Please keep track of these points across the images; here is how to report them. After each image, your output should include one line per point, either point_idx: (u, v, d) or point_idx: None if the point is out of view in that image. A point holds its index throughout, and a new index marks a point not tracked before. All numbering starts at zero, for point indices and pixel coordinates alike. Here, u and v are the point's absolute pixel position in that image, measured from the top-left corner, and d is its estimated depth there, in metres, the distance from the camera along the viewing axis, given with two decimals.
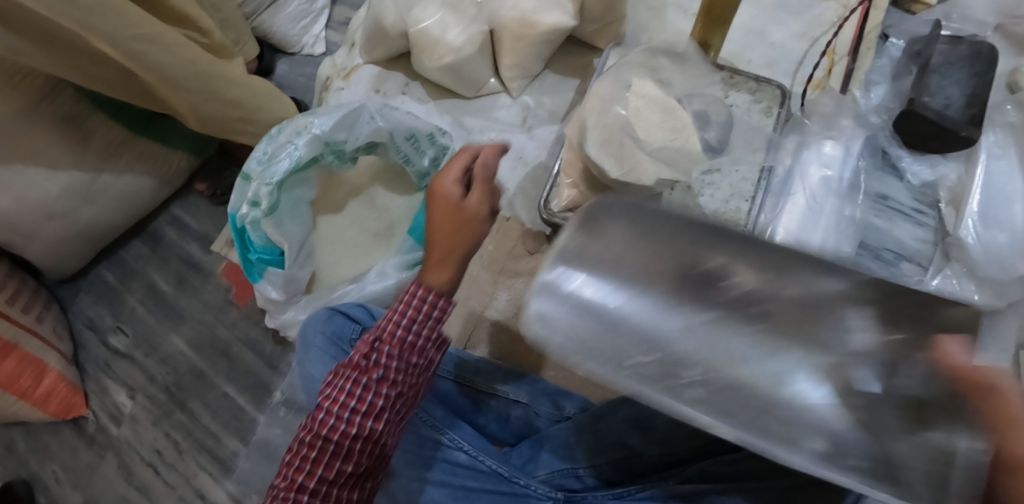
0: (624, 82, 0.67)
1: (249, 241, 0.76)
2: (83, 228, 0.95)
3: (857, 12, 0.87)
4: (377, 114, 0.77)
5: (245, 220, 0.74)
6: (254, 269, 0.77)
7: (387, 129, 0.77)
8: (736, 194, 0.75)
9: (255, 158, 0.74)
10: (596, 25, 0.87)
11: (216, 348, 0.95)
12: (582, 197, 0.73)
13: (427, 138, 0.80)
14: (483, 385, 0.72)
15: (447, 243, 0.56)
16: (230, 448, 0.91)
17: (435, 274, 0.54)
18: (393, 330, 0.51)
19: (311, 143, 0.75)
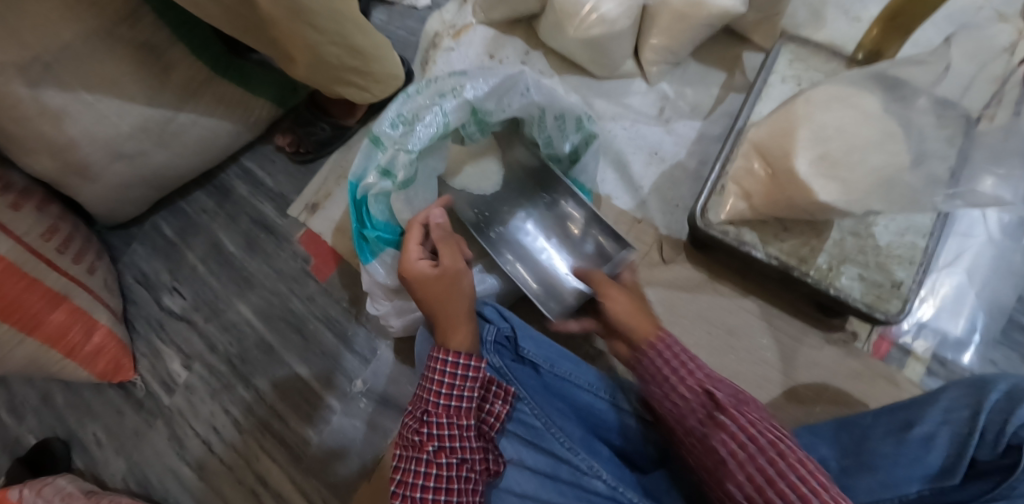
0: (840, 90, 0.59)
1: (368, 215, 0.65)
2: (151, 172, 0.85)
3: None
4: (533, 86, 0.66)
5: (369, 190, 0.64)
6: (368, 248, 0.66)
7: (539, 104, 0.67)
8: (911, 227, 0.67)
9: (389, 118, 0.64)
10: (758, 16, 0.78)
11: (289, 322, 0.87)
12: (751, 211, 0.65)
13: (575, 121, 0.69)
14: (621, 401, 0.66)
15: (453, 311, 0.61)
16: (298, 434, 0.83)
17: (455, 337, 0.59)
18: (438, 402, 0.56)
19: (456, 108, 0.65)
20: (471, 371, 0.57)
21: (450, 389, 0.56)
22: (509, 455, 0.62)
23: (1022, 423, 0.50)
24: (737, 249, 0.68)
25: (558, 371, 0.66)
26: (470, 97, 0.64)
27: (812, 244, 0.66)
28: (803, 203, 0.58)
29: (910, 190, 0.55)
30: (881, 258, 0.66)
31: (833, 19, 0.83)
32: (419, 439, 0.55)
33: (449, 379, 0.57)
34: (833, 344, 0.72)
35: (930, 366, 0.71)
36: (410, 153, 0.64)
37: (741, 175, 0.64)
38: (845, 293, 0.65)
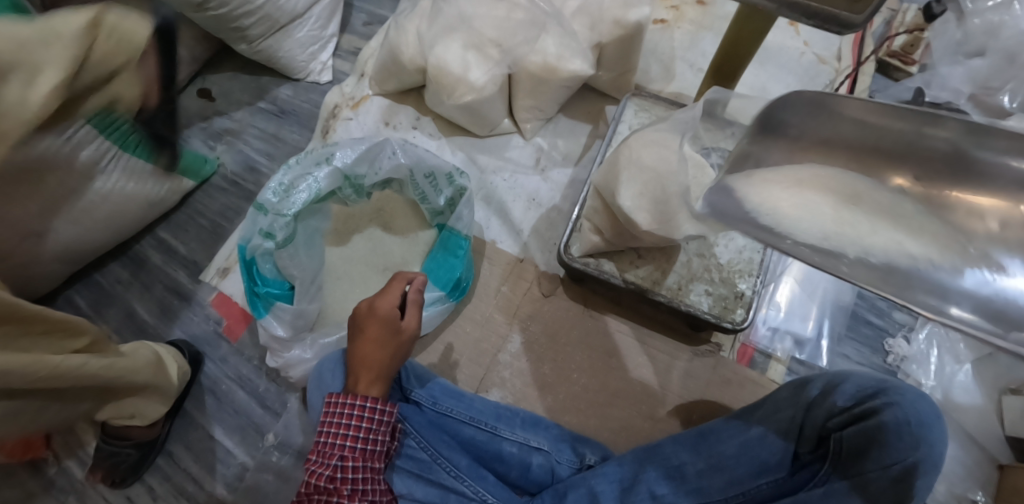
0: (661, 133, 0.65)
1: (258, 273, 0.73)
2: (61, 250, 0.87)
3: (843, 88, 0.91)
4: (400, 149, 0.77)
5: (256, 251, 0.72)
6: (260, 304, 0.72)
7: (407, 165, 0.78)
8: (749, 245, 0.76)
9: (271, 186, 0.73)
10: (611, 74, 0.91)
11: (202, 384, 0.90)
12: (605, 243, 0.73)
13: (445, 177, 0.79)
14: (505, 431, 0.72)
15: (372, 357, 0.63)
16: (214, 495, 0.84)
17: (368, 386, 0.62)
18: (350, 450, 0.59)
19: (331, 174, 0.75)
20: (383, 416, 0.61)
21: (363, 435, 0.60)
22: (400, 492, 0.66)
23: (829, 414, 0.59)
24: (599, 277, 0.76)
25: (441, 408, 0.72)
26: (343, 162, 0.74)
27: (665, 269, 0.75)
28: (637, 231, 0.67)
29: None
30: (725, 274, 0.75)
31: (681, 71, 0.95)
32: (332, 487, 0.57)
33: (356, 425, 0.60)
34: (703, 356, 0.80)
35: (791, 366, 0.79)
36: (286, 217, 0.72)
37: (591, 213, 0.73)
38: (695, 307, 0.73)
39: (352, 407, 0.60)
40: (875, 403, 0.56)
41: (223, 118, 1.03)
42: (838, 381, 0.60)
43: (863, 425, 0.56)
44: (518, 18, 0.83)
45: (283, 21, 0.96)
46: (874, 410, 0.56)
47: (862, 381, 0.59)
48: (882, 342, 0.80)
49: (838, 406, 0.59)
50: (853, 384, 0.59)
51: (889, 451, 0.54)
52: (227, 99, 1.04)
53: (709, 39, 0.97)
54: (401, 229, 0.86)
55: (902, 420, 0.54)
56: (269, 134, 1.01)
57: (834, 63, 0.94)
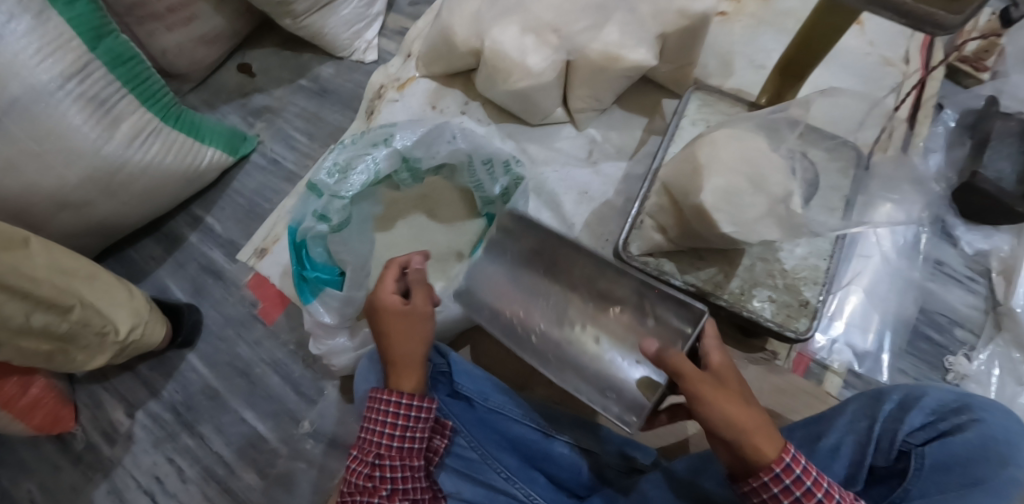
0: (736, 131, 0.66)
1: (307, 258, 0.70)
2: (97, 222, 0.86)
3: (911, 94, 0.87)
4: (459, 133, 0.74)
5: (307, 234, 0.68)
6: (307, 289, 0.69)
7: (466, 150, 0.74)
8: (815, 252, 0.74)
9: (326, 167, 0.70)
10: (671, 66, 0.87)
11: (235, 367, 0.88)
12: (668, 242, 0.72)
13: (503, 165, 0.75)
14: (557, 431, 0.69)
15: (406, 353, 0.59)
16: (245, 480, 0.83)
17: (405, 381, 0.58)
18: (391, 445, 0.57)
19: (387, 157, 0.71)
20: (423, 413, 0.57)
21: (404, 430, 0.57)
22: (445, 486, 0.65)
23: (911, 429, 0.56)
24: (657, 278, 0.74)
25: (492, 404, 0.69)
26: (401, 143, 0.71)
27: (727, 272, 0.73)
28: (711, 232, 0.64)
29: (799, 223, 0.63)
30: (789, 281, 0.72)
31: (741, 68, 0.92)
32: (372, 485, 0.57)
33: (396, 419, 0.57)
34: (756, 363, 0.77)
35: (847, 379, 0.76)
36: (342, 199, 0.69)
37: (656, 210, 0.72)
38: (757, 314, 0.71)
39: (389, 405, 0.57)
40: (961, 419, 0.55)
41: (263, 95, 1.01)
42: (918, 394, 0.58)
43: (948, 441, 0.54)
44: (581, 2, 0.80)
45: None
46: (958, 426, 0.54)
47: (941, 396, 0.58)
48: (942, 359, 0.78)
49: (921, 422, 0.56)
50: (934, 398, 0.57)
51: (976, 468, 0.52)
52: (267, 76, 1.02)
53: (770, 35, 0.94)
54: (450, 216, 0.83)
55: (989, 436, 0.53)
56: (310, 114, 0.98)
57: (901, 65, 0.90)
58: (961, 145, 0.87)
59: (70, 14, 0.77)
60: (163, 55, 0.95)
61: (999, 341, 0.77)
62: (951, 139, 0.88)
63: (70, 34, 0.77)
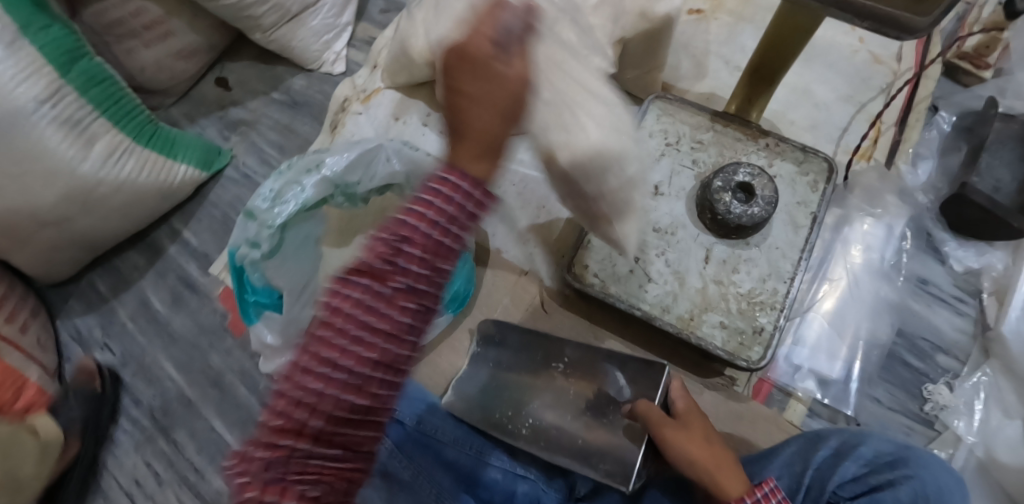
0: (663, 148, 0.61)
1: (247, 282, 0.71)
2: (78, 236, 0.90)
3: (904, 90, 0.81)
4: (394, 154, 0.74)
5: (244, 260, 0.69)
6: (250, 310, 0.74)
7: (403, 171, 0.75)
8: (773, 274, 0.70)
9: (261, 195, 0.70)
10: (634, 72, 0.83)
11: (208, 376, 0.91)
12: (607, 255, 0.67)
13: None
14: (492, 456, 0.69)
15: None
16: (214, 485, 0.86)
17: None
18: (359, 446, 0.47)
19: (321, 183, 0.71)
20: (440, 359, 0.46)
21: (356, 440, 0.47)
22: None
23: (843, 480, 0.52)
24: (604, 300, 0.71)
25: (425, 427, 0.71)
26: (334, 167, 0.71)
27: (675, 293, 0.70)
28: None
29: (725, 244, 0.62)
30: (745, 304, 0.69)
31: (715, 69, 0.88)
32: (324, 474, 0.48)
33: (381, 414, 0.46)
34: (714, 389, 0.74)
35: (812, 407, 0.73)
36: (272, 227, 0.69)
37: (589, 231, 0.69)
38: (707, 341, 0.68)
39: None
40: (894, 475, 0.51)
41: (239, 108, 1.03)
42: (855, 443, 0.54)
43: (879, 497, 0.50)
44: None
45: (296, 9, 0.93)
46: (891, 482, 0.51)
47: (880, 446, 0.54)
48: (921, 388, 0.73)
49: (853, 473, 0.52)
50: (870, 448, 0.53)
51: None
52: (243, 89, 1.04)
53: (748, 33, 0.89)
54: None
55: (921, 492, 0.49)
56: (283, 126, 1.00)
57: (891, 63, 0.83)
58: (956, 151, 0.79)
59: (43, 41, 0.79)
60: (142, 73, 0.96)
61: (987, 369, 0.71)
62: (944, 145, 0.81)
63: (42, 61, 0.79)
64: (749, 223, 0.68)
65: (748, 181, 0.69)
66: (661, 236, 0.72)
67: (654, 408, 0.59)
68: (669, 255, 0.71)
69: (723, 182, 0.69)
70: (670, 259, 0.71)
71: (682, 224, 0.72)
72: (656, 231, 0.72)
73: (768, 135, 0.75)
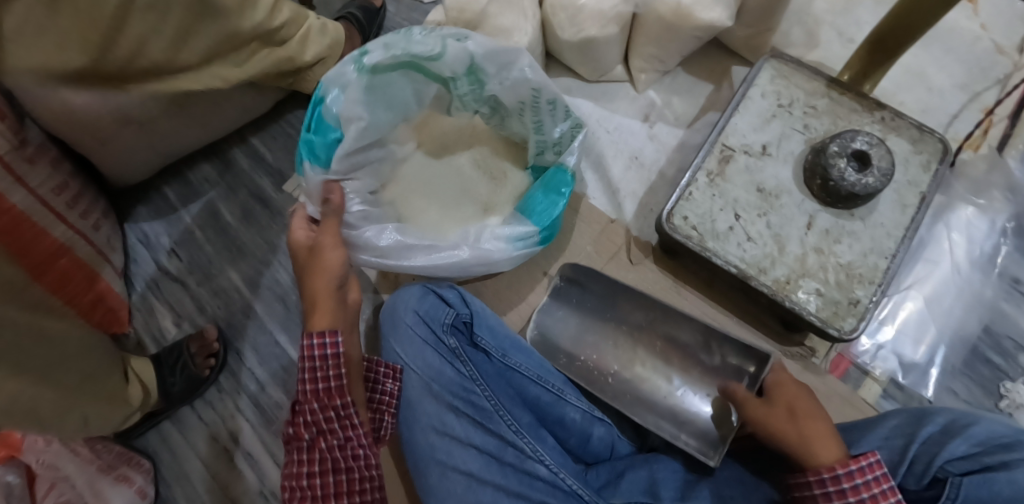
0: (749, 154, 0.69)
1: (320, 118, 0.69)
2: (157, 139, 0.90)
3: (1019, 89, 0.79)
4: (531, 65, 0.72)
5: (334, 85, 0.68)
6: (310, 148, 0.69)
7: (533, 83, 0.73)
8: (875, 250, 0.69)
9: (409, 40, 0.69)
10: (747, 30, 0.79)
11: (275, 292, 0.91)
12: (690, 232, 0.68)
13: (565, 110, 0.75)
14: (570, 396, 0.68)
15: (317, 289, 0.59)
16: (274, 398, 0.88)
17: (318, 319, 0.57)
18: (306, 390, 0.54)
19: (457, 55, 0.71)
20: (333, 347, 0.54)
21: (314, 389, 0.53)
22: (441, 456, 0.64)
23: (952, 456, 0.51)
24: (700, 254, 0.69)
25: (510, 361, 0.68)
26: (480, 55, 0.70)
27: (774, 257, 0.69)
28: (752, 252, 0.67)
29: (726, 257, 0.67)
30: (842, 276, 0.68)
31: (826, 39, 0.85)
32: (297, 431, 0.54)
33: (314, 362, 0.54)
34: (791, 358, 0.74)
35: (887, 389, 0.72)
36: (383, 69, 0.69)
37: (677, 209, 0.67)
38: (802, 307, 0.67)
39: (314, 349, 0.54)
40: (1010, 457, 0.49)
41: None
42: (967, 423, 0.53)
43: (992, 478, 0.48)
44: None
45: None
46: (1005, 462, 0.49)
47: (995, 429, 0.52)
48: (998, 385, 0.71)
49: (963, 451, 0.51)
50: (983, 429, 0.52)
51: None
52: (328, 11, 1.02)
53: (865, 7, 0.86)
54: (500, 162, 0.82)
55: None
56: None
57: (1013, 54, 0.81)
58: None
59: None
60: None
61: None
62: None
63: None
64: (861, 193, 0.66)
65: (865, 149, 0.67)
66: (764, 198, 0.70)
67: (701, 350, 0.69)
68: (771, 217, 0.70)
69: (840, 148, 0.67)
70: (771, 221, 0.70)
71: (788, 190, 0.71)
72: (760, 191, 0.70)
73: (885, 109, 0.73)
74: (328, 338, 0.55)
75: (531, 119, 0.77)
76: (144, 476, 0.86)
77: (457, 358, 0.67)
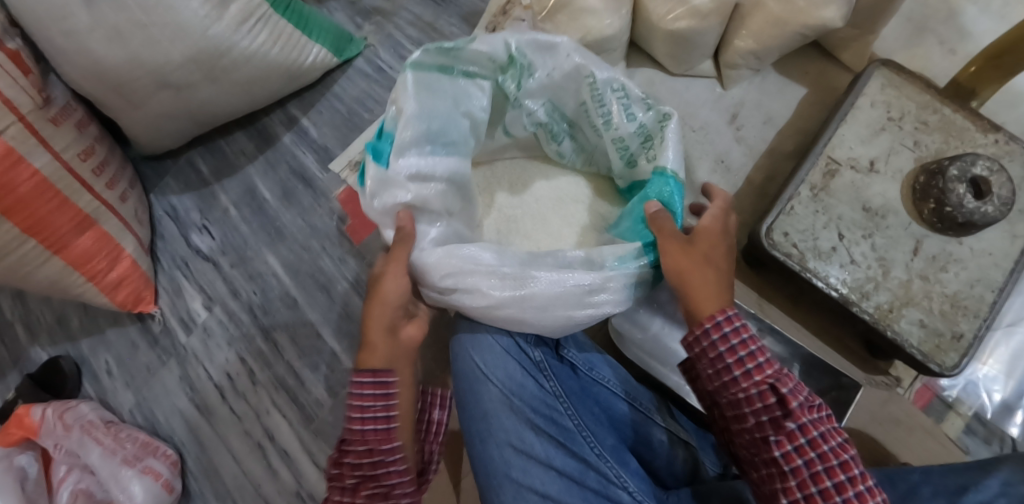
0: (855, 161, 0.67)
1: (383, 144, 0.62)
2: (195, 106, 0.83)
3: None
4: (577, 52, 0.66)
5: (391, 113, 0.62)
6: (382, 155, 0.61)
7: (586, 66, 0.66)
8: (982, 280, 0.64)
9: (430, 57, 0.63)
10: (848, 35, 0.74)
11: (317, 280, 0.84)
12: (792, 244, 0.66)
13: (638, 100, 0.67)
14: (658, 415, 0.65)
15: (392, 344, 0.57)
16: (314, 395, 0.81)
17: (372, 358, 0.55)
18: (353, 428, 0.52)
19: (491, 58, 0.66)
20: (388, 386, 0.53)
21: (360, 428, 0.52)
22: (517, 474, 0.60)
23: None
24: (798, 274, 0.66)
25: (596, 375, 0.66)
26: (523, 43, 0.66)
27: (877, 281, 0.65)
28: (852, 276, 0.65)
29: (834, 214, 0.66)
30: (947, 306, 0.64)
31: (926, 48, 0.80)
32: (338, 470, 0.53)
33: (362, 402, 0.52)
34: (875, 386, 0.72)
35: (971, 422, 0.70)
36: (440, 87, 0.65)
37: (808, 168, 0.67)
38: (903, 337, 0.63)
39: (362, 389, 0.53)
40: None
41: None
42: None
43: None
44: None
45: None
46: None
47: None
48: None
49: None
50: None
51: None
52: None
53: (969, 15, 0.80)
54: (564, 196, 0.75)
55: None
56: (424, 23, 0.92)
57: None
58: None
59: None
60: None
61: None
62: None
63: None
64: (979, 220, 0.61)
65: (984, 175, 0.61)
66: (869, 216, 0.66)
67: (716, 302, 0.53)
68: (876, 238, 0.66)
69: (959, 172, 0.61)
70: (876, 243, 0.65)
71: (895, 210, 0.66)
72: (865, 209, 0.66)
73: (1000, 130, 0.67)
74: (378, 377, 0.53)
75: (599, 114, 0.68)
76: (171, 468, 0.81)
77: (540, 372, 0.64)
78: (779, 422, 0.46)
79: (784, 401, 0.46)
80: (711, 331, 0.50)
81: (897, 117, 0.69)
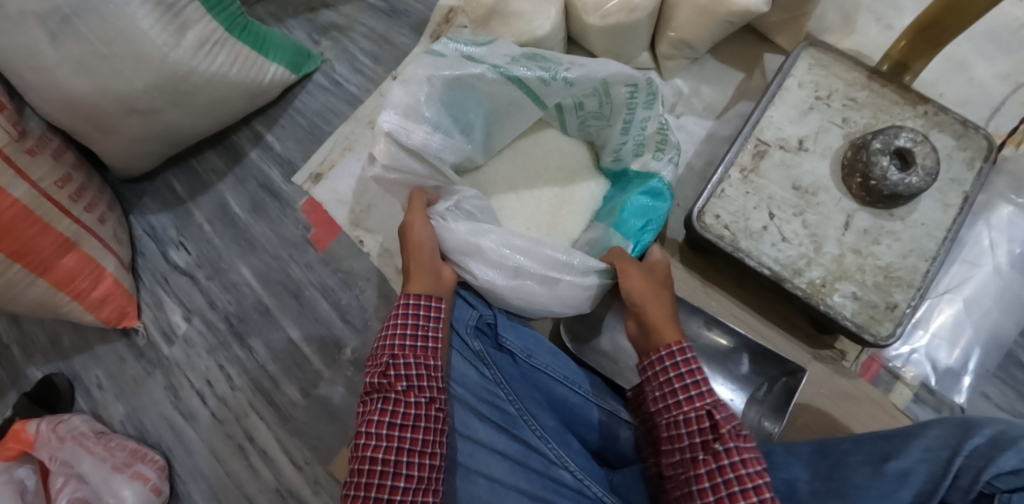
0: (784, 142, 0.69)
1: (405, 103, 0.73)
2: (162, 130, 0.87)
3: None
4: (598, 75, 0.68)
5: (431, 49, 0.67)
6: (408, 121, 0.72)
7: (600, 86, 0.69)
8: (915, 250, 0.65)
9: (450, 50, 0.67)
10: (780, 18, 0.75)
11: (286, 287, 0.88)
12: (723, 227, 0.68)
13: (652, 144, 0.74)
14: (598, 397, 0.67)
15: (419, 237, 0.66)
16: (289, 396, 0.85)
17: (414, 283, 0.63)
18: (403, 346, 0.59)
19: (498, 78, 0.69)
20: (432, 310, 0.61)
21: (411, 344, 0.59)
22: (465, 462, 0.62)
23: (1000, 471, 0.46)
24: (732, 254, 0.67)
25: (536, 361, 0.67)
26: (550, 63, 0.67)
27: (809, 258, 0.66)
28: (784, 253, 0.66)
29: (767, 194, 0.68)
30: (881, 278, 0.65)
31: (864, 25, 0.81)
32: (387, 381, 0.56)
33: (415, 320, 0.60)
34: (822, 361, 0.73)
35: (918, 390, 0.71)
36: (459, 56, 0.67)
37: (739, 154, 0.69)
38: (837, 310, 0.65)
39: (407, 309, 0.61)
40: None
41: (331, 12, 0.98)
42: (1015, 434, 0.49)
43: None
44: None
45: None
46: None
47: None
48: None
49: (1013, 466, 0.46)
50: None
51: None
52: None
53: None
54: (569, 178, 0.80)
55: None
56: (379, 35, 0.96)
57: None
58: None
59: None
60: None
61: None
62: None
63: None
64: (904, 192, 0.62)
65: (908, 146, 0.62)
66: (800, 195, 0.68)
67: (667, 335, 0.60)
68: (808, 216, 0.67)
69: (882, 144, 0.62)
70: (808, 220, 0.67)
71: (825, 187, 0.68)
72: (795, 188, 0.68)
73: (929, 102, 0.68)
74: (431, 301, 0.62)
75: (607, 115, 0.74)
76: (159, 473, 0.85)
77: (481, 360, 0.66)
78: (708, 444, 0.51)
79: (717, 426, 0.51)
80: (664, 358, 0.57)
81: (825, 95, 0.70)
